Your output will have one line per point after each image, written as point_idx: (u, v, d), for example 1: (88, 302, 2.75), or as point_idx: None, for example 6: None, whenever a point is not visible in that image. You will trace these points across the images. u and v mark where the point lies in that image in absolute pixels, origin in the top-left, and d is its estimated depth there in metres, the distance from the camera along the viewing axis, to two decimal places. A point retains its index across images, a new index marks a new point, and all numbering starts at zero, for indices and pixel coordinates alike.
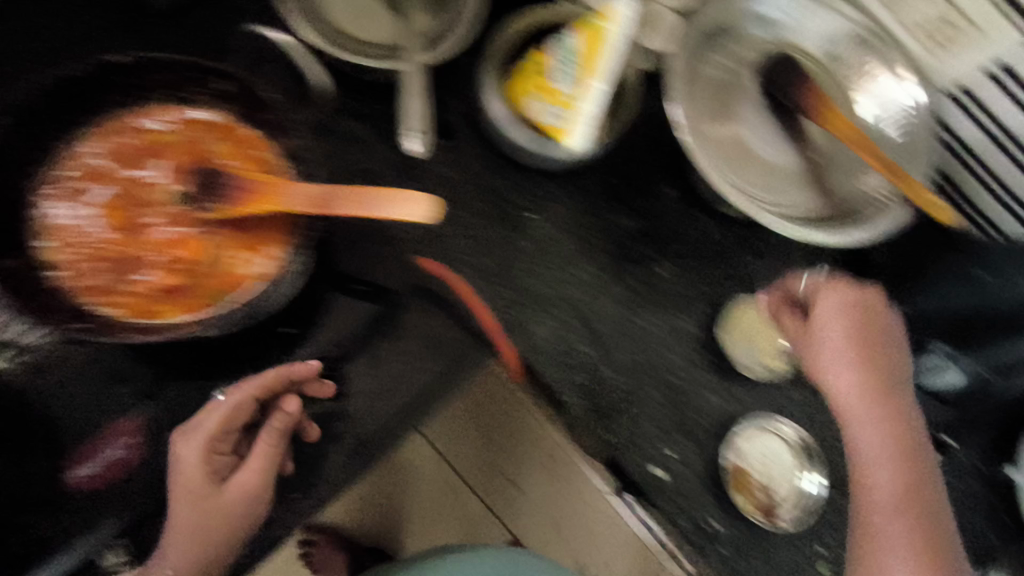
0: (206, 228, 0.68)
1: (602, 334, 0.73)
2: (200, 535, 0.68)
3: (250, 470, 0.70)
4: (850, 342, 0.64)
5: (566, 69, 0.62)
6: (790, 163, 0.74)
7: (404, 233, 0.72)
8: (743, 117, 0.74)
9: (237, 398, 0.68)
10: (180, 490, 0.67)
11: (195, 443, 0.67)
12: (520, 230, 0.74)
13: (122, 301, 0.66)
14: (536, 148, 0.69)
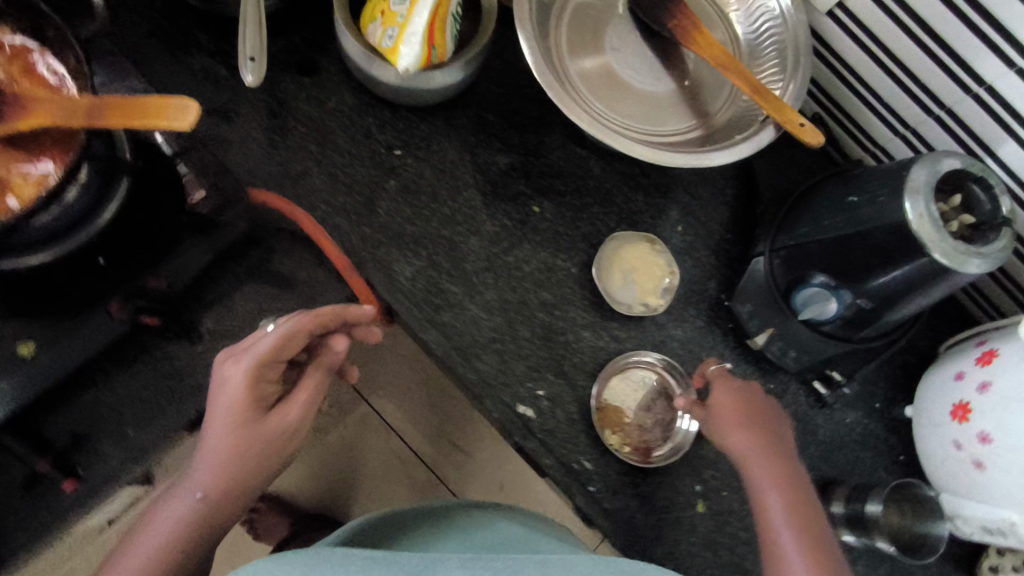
0: None
1: (472, 273, 0.71)
2: (250, 461, 0.60)
3: (296, 404, 0.62)
4: (738, 428, 0.64)
5: None
6: (665, 92, 0.72)
7: (240, 164, 0.70)
8: (613, 47, 0.72)
9: (298, 325, 0.61)
10: (234, 414, 0.59)
11: (246, 360, 0.59)
12: (387, 169, 0.72)
13: None
14: (380, 74, 0.67)
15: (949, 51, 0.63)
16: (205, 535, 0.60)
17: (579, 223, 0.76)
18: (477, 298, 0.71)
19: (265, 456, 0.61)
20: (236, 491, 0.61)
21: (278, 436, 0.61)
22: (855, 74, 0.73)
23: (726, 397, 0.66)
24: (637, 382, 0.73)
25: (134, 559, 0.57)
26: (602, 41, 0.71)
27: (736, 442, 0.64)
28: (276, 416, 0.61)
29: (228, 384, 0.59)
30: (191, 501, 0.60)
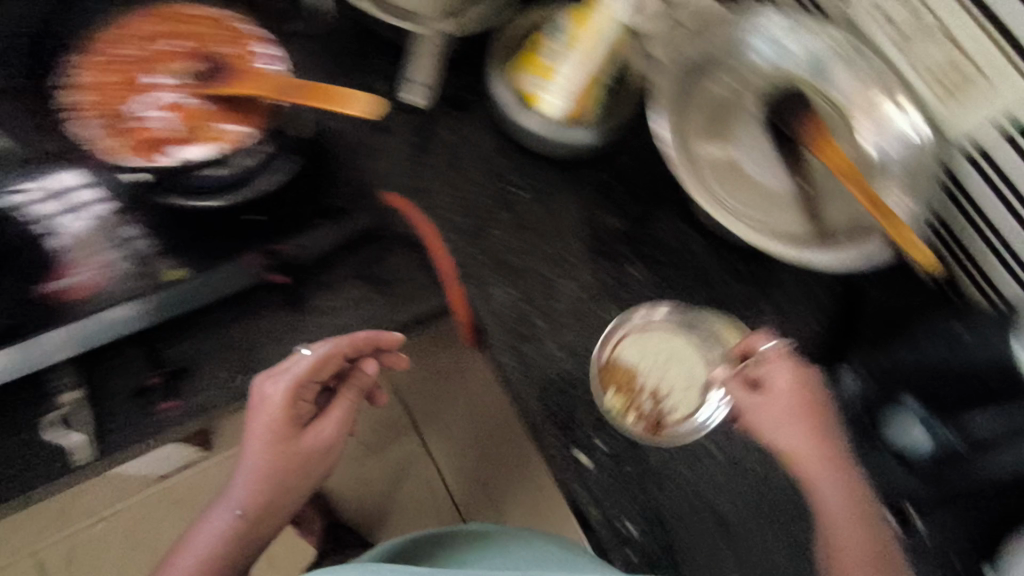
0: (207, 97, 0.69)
1: (559, 314, 0.75)
2: (288, 478, 0.68)
3: (325, 423, 0.71)
4: (796, 413, 0.67)
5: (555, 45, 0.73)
6: (782, 189, 0.75)
7: (386, 170, 0.76)
8: (740, 139, 0.76)
9: (331, 347, 0.68)
10: (273, 430, 0.67)
11: (283, 380, 0.66)
12: (506, 204, 0.78)
13: (124, 135, 0.66)
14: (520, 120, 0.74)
15: None
16: (250, 542, 0.68)
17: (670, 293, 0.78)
18: (559, 339, 0.73)
19: (306, 470, 0.69)
20: (271, 509, 0.69)
21: (313, 453, 0.70)
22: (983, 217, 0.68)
23: (778, 402, 0.68)
24: (648, 336, 0.76)
25: (187, 564, 0.66)
26: (729, 131, 0.76)
27: (786, 439, 0.66)
28: (314, 431, 0.70)
29: (265, 404, 0.66)
30: (230, 518, 0.67)
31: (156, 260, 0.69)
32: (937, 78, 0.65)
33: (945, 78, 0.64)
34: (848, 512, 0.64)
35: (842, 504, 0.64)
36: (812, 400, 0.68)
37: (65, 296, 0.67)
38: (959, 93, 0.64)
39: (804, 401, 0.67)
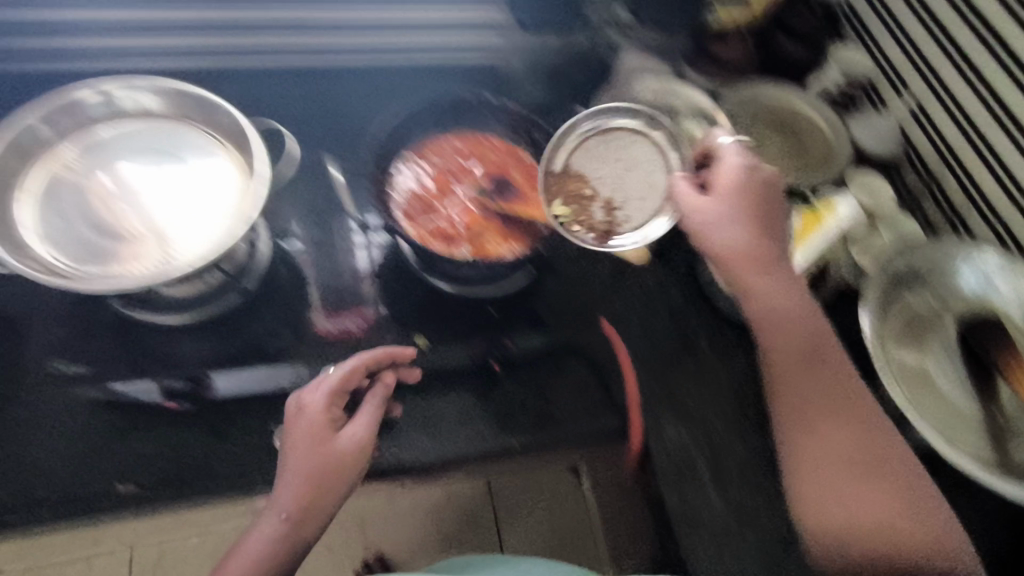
0: (494, 208, 0.71)
1: (725, 469, 0.76)
2: (321, 480, 0.63)
3: (356, 425, 0.66)
4: (741, 215, 0.65)
5: (781, 233, 0.78)
6: (972, 410, 0.76)
7: (597, 292, 0.81)
8: (934, 353, 0.79)
9: (357, 360, 0.69)
10: (308, 433, 0.64)
11: (324, 388, 0.67)
12: (691, 352, 0.81)
13: (425, 228, 0.68)
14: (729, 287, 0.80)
15: None
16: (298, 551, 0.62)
17: None
18: (721, 492, 0.75)
19: (338, 474, 0.63)
20: (317, 513, 0.63)
21: (343, 457, 0.64)
22: None
23: (751, 190, 0.67)
24: (606, 141, 0.75)
25: None
26: (924, 344, 0.79)
27: (772, 297, 0.66)
28: (342, 435, 0.65)
29: (306, 410, 0.65)
30: (276, 525, 0.62)
31: (405, 334, 0.76)
32: None
33: None
34: (916, 508, 0.61)
35: (808, 447, 0.64)
36: (769, 187, 0.67)
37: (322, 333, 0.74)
38: None
39: (769, 185, 0.67)
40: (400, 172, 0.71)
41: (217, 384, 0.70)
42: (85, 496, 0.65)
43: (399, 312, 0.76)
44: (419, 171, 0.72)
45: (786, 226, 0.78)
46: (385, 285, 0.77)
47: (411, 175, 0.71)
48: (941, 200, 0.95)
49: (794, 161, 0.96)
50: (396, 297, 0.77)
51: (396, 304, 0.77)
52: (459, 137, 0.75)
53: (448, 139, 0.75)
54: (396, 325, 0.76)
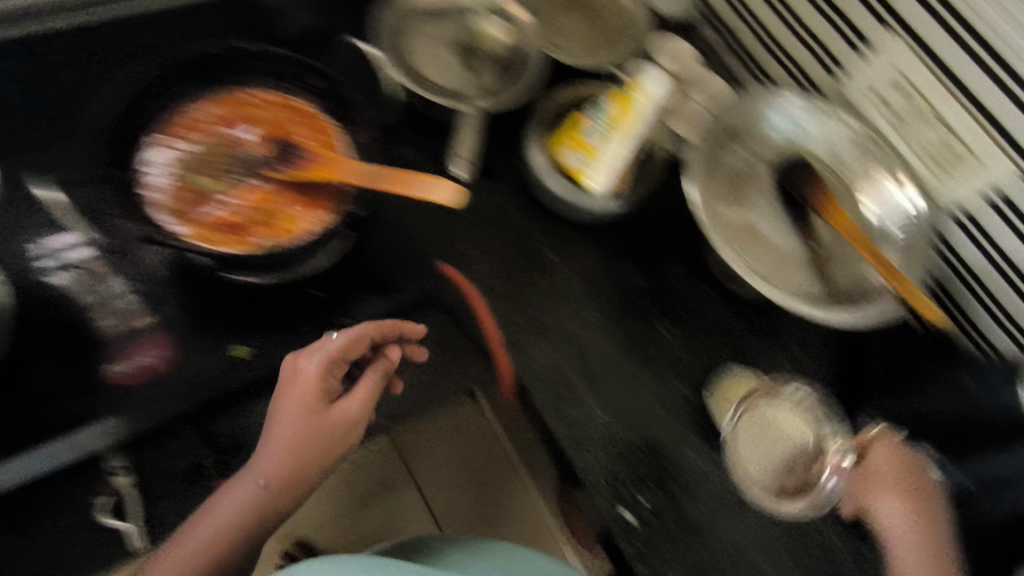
0: (276, 184, 0.70)
1: (597, 372, 0.79)
2: (308, 450, 0.69)
3: (355, 399, 0.72)
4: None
5: (598, 125, 0.78)
6: (795, 248, 0.82)
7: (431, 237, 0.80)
8: (755, 205, 0.82)
9: (362, 332, 0.71)
10: (299, 399, 0.68)
11: (317, 356, 0.69)
12: (543, 269, 0.82)
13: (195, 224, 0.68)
14: (569, 197, 0.81)
15: None
16: (267, 520, 0.68)
17: (695, 347, 0.82)
18: (600, 397, 0.77)
19: (326, 445, 0.69)
20: (294, 486, 0.69)
21: (337, 431, 0.70)
22: (980, 282, 0.77)
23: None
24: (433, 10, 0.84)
25: (204, 528, 0.66)
26: (744, 199, 0.82)
27: None
28: (341, 407, 0.71)
29: (300, 377, 0.69)
30: (255, 489, 0.67)
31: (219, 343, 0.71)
32: (933, 158, 0.76)
33: (940, 158, 0.75)
34: None
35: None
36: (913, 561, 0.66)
37: (119, 378, 0.70)
38: (954, 171, 0.74)
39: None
40: (158, 165, 0.69)
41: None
42: None
43: (206, 330, 0.71)
44: (168, 161, 0.70)
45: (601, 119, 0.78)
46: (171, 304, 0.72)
47: (168, 169, 0.69)
48: (739, 52, 0.95)
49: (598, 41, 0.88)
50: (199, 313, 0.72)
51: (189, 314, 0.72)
52: (222, 112, 0.73)
53: (195, 115, 0.72)
54: (199, 337, 0.71)
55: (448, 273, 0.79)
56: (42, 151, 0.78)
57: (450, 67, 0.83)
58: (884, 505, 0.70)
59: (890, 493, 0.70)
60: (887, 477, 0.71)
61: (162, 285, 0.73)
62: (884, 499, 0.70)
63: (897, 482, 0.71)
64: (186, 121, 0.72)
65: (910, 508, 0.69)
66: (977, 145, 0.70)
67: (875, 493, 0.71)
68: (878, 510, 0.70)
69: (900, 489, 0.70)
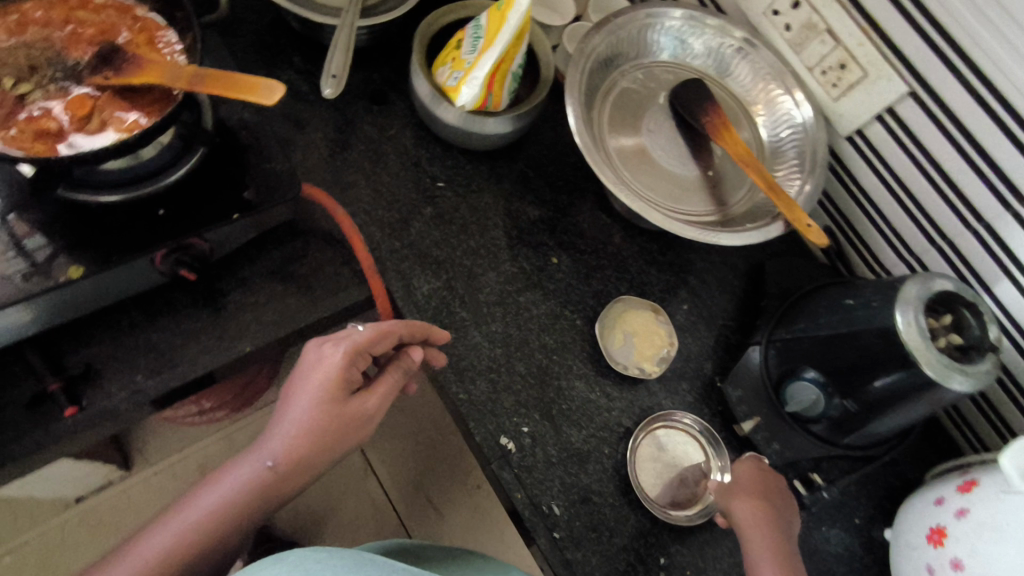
0: (101, 88, 0.61)
1: (482, 303, 0.75)
2: (331, 443, 0.60)
3: (378, 394, 0.63)
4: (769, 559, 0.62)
5: (473, 40, 0.70)
6: (691, 175, 0.78)
7: (307, 164, 0.76)
8: (648, 130, 0.79)
9: (392, 325, 0.64)
10: (324, 388, 0.59)
11: (346, 344, 0.61)
12: (432, 200, 0.78)
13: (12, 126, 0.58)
14: (462, 123, 0.75)
15: (954, 189, 0.67)
16: (255, 511, 0.58)
17: (589, 278, 0.80)
18: (483, 327, 0.74)
19: (336, 437, 0.60)
20: (294, 479, 0.60)
21: (349, 423, 0.61)
22: (873, 203, 0.77)
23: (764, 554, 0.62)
24: None
25: (189, 516, 0.56)
26: (639, 124, 0.79)
27: None
28: (362, 399, 0.62)
29: (322, 363, 0.60)
30: (257, 472, 0.58)
31: (52, 264, 0.61)
32: (825, 75, 0.74)
33: (833, 74, 0.72)
34: None
35: None
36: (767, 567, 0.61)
37: None
38: (843, 86, 0.72)
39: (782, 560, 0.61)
40: None
41: None
42: None
43: (59, 248, 0.62)
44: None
45: (474, 36, 0.70)
46: (28, 211, 0.63)
47: None
48: None
49: None
50: (51, 224, 0.62)
51: (52, 234, 0.62)
52: (47, 12, 0.64)
53: (18, 15, 0.63)
54: (42, 262, 0.61)
55: (305, 192, 0.72)
56: None
57: None
58: (742, 506, 0.66)
59: (750, 507, 0.65)
60: (748, 488, 0.67)
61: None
62: (747, 501, 0.66)
63: (761, 489, 0.67)
64: (8, 22, 0.63)
65: (765, 512, 0.65)
66: (861, 55, 0.69)
67: (740, 492, 0.67)
68: (739, 506, 0.66)
69: (759, 495, 0.66)
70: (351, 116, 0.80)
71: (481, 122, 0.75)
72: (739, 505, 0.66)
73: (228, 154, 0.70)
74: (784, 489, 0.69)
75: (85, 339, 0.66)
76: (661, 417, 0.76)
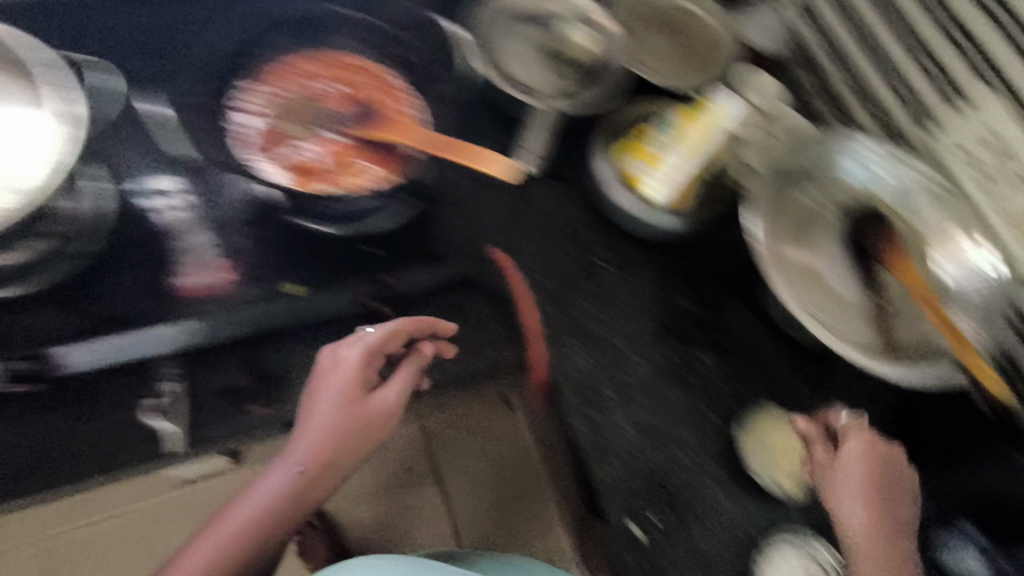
0: (357, 142, 0.81)
1: (630, 387, 0.77)
2: (355, 441, 0.73)
3: (393, 390, 0.76)
4: None
5: (664, 138, 0.82)
6: (857, 300, 0.77)
7: (484, 223, 0.79)
8: (820, 248, 0.79)
9: (399, 326, 0.75)
10: (344, 388, 0.73)
11: (361, 346, 0.74)
12: (593, 277, 0.81)
13: (293, 165, 0.78)
14: (643, 215, 0.80)
15: None
16: (299, 502, 0.73)
17: (737, 385, 0.79)
18: (627, 411, 0.76)
19: (362, 435, 0.74)
20: (327, 474, 0.73)
21: (372, 420, 0.75)
22: None
23: None
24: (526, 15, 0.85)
25: (241, 512, 0.71)
26: (810, 240, 0.79)
27: None
28: (377, 396, 0.76)
29: (340, 367, 0.74)
30: (293, 471, 0.72)
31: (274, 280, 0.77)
32: (1017, 223, 0.68)
33: None
34: None
35: None
36: None
37: (185, 290, 0.76)
38: None
39: None
40: (260, 103, 0.81)
41: (67, 357, 0.71)
42: (10, 484, 0.70)
43: (275, 268, 0.77)
44: (272, 108, 0.81)
45: (665, 126, 0.83)
46: (263, 228, 0.78)
47: (274, 107, 0.81)
48: None
49: (686, 62, 0.89)
50: (274, 246, 0.78)
51: (270, 256, 0.78)
52: (315, 70, 0.84)
53: (297, 69, 0.84)
54: (268, 279, 0.77)
55: (494, 255, 0.79)
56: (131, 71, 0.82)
57: (533, 65, 0.83)
58: (853, 500, 0.69)
59: (858, 496, 0.69)
60: (853, 479, 0.69)
61: (234, 213, 0.78)
62: (837, 478, 0.70)
63: (848, 468, 0.70)
64: (281, 73, 0.83)
65: (867, 503, 0.69)
66: None
67: (855, 474, 0.70)
68: (847, 523, 0.69)
69: (868, 494, 0.69)
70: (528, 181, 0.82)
71: (656, 214, 0.80)
72: (843, 515, 0.69)
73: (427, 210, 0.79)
74: (869, 463, 0.70)
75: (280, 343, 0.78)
76: (794, 546, 0.72)
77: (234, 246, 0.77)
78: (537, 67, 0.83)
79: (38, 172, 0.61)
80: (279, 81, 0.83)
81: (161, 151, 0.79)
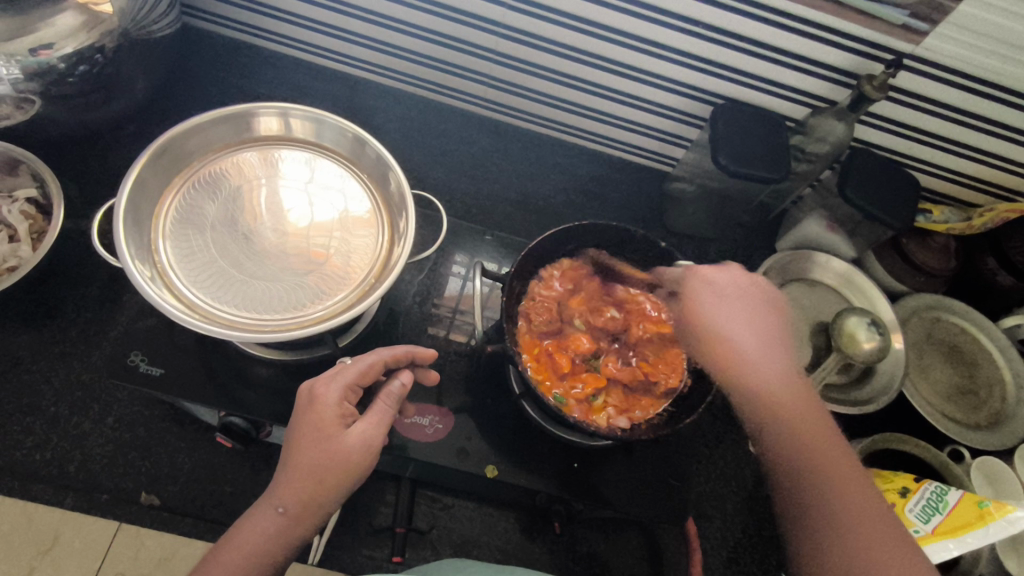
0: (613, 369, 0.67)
1: None
2: (324, 481, 0.47)
3: (369, 423, 0.50)
4: None
5: (927, 511, 0.66)
6: None
7: (696, 488, 0.74)
8: None
9: (374, 359, 0.54)
10: (311, 429, 0.49)
11: (341, 380, 0.51)
12: (765, 569, 0.73)
13: (540, 359, 0.65)
14: None
15: None
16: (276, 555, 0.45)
17: None
18: None
19: (336, 479, 0.47)
20: (319, 516, 0.47)
21: (346, 465, 0.48)
22: None
23: None
24: (813, 292, 0.86)
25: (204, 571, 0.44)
26: None
27: None
28: (347, 432, 0.49)
29: (313, 406, 0.50)
30: (271, 518, 0.46)
31: (471, 453, 0.65)
32: None
33: None
34: None
35: None
36: None
37: (407, 430, 0.64)
38: None
39: None
40: (557, 282, 0.70)
41: (271, 432, 0.66)
42: (108, 493, 0.63)
43: (469, 425, 0.67)
44: (565, 294, 0.70)
45: (926, 507, 0.66)
46: (492, 388, 0.69)
47: (565, 293, 0.70)
48: None
49: (957, 408, 0.82)
50: (497, 417, 0.68)
51: (481, 412, 0.68)
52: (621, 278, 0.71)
53: (604, 270, 0.72)
54: (462, 436, 0.66)
55: (687, 525, 0.70)
56: (450, 190, 0.91)
57: (801, 345, 0.82)
58: (721, 304, 0.59)
59: (748, 321, 0.58)
60: (737, 302, 0.59)
61: (485, 366, 0.71)
62: (712, 301, 0.59)
63: (726, 295, 0.59)
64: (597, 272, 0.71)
65: (765, 344, 0.57)
66: None
67: (747, 303, 0.59)
68: (736, 349, 0.56)
69: (761, 327, 0.58)
70: (742, 451, 0.77)
71: None
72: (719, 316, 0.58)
73: (654, 449, 0.69)
74: (760, 317, 0.58)
75: (443, 503, 0.70)
76: None
77: (455, 384, 0.69)
78: (804, 348, 0.81)
79: (363, 278, 0.57)
80: (587, 272, 0.71)
81: (454, 262, 0.78)
